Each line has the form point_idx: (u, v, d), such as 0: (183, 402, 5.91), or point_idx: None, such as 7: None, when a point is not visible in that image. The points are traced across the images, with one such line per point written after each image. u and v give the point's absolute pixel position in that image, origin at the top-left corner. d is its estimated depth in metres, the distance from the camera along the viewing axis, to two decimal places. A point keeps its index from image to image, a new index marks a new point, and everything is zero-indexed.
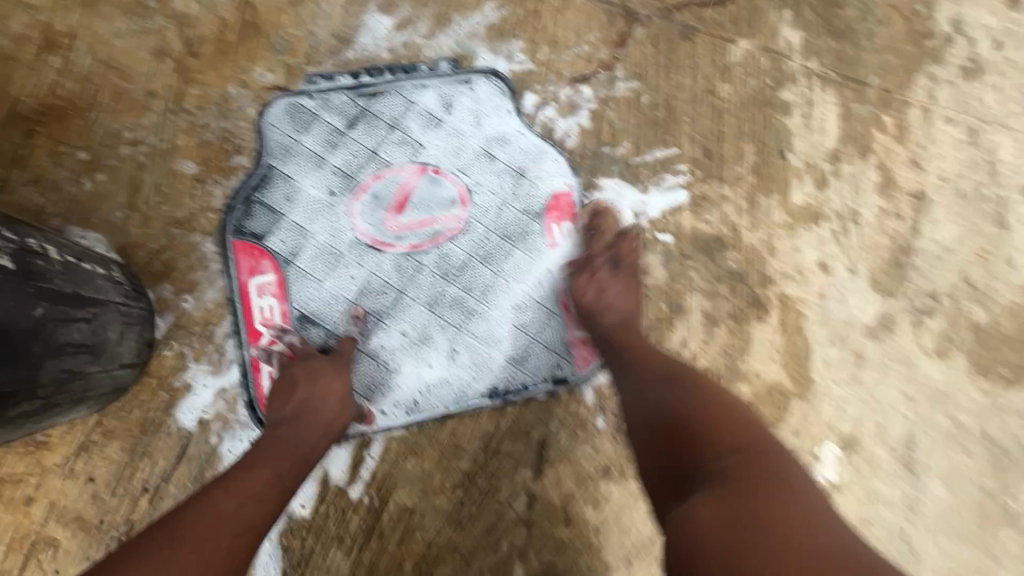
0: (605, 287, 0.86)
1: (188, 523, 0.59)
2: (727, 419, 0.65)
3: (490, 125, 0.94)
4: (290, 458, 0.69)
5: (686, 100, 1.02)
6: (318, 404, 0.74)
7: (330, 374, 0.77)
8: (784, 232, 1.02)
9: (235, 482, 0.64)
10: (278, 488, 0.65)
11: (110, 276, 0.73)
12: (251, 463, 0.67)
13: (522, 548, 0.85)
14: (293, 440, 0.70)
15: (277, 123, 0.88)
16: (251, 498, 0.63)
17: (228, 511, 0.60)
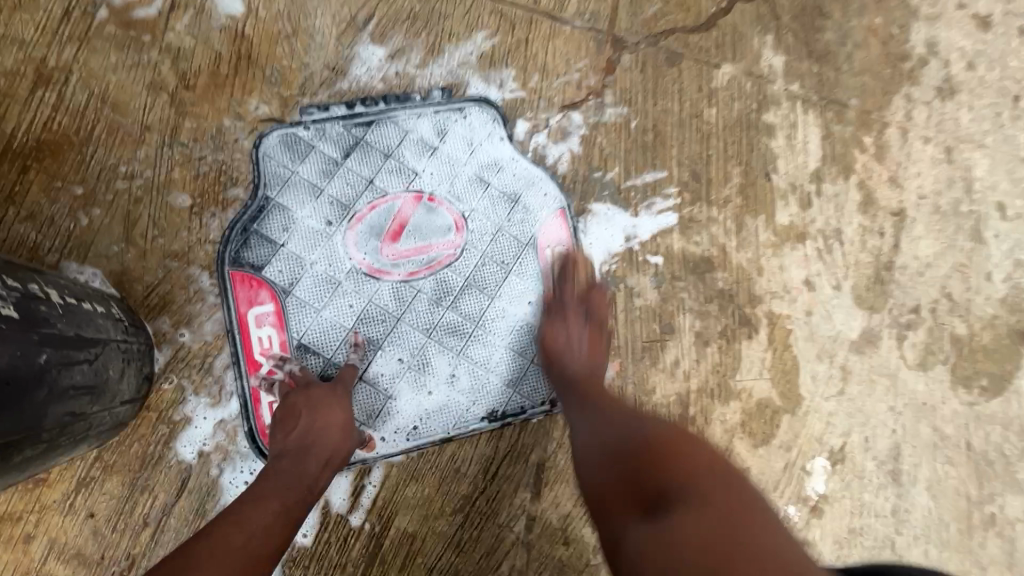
0: (571, 333, 0.87)
1: (196, 557, 0.61)
2: (685, 443, 0.66)
3: (484, 152, 0.96)
4: (294, 489, 0.70)
5: (674, 124, 1.04)
6: (320, 434, 0.75)
7: (332, 404, 0.78)
8: (771, 251, 1.05)
9: (243, 515, 0.66)
10: (285, 519, 0.68)
11: (110, 313, 0.73)
12: (256, 497, 0.68)
13: (522, 570, 0.87)
14: (297, 470, 0.72)
15: (272, 153, 0.89)
16: (259, 530, 0.65)
17: (237, 543, 0.63)
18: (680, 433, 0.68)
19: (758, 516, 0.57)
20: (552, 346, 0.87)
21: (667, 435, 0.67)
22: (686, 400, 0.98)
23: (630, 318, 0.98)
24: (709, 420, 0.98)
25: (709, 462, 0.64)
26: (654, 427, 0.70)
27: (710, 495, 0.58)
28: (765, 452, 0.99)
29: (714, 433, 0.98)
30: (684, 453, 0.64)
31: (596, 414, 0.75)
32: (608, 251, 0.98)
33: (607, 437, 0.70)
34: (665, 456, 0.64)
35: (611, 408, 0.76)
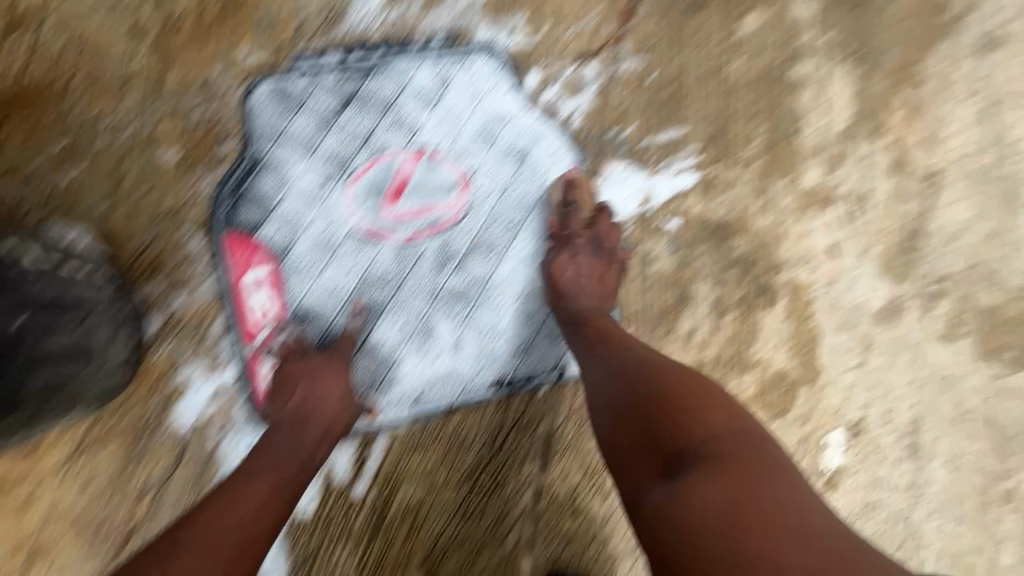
0: (581, 263, 0.85)
1: (183, 541, 0.57)
2: (703, 393, 0.63)
3: (489, 105, 0.90)
4: (289, 465, 0.67)
5: (696, 78, 0.97)
6: (317, 404, 0.72)
7: (329, 373, 0.76)
8: (794, 216, 0.99)
9: (232, 496, 0.62)
10: (279, 497, 0.64)
11: (99, 275, 0.69)
12: (248, 476, 0.65)
13: (529, 541, 0.85)
14: (294, 442, 0.69)
15: (262, 107, 0.83)
16: (253, 509, 0.61)
17: (227, 526, 0.58)
18: (697, 384, 0.65)
19: (777, 473, 0.55)
20: (562, 276, 0.85)
21: (685, 387, 0.64)
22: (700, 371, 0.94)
23: (645, 285, 0.93)
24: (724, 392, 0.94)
25: (729, 417, 0.61)
26: (669, 374, 0.66)
27: (728, 454, 0.56)
28: (781, 425, 0.96)
29: None
30: (704, 408, 0.61)
31: (606, 361, 0.72)
32: (622, 214, 0.93)
33: (619, 387, 0.67)
34: (680, 410, 0.61)
35: (623, 352, 0.73)
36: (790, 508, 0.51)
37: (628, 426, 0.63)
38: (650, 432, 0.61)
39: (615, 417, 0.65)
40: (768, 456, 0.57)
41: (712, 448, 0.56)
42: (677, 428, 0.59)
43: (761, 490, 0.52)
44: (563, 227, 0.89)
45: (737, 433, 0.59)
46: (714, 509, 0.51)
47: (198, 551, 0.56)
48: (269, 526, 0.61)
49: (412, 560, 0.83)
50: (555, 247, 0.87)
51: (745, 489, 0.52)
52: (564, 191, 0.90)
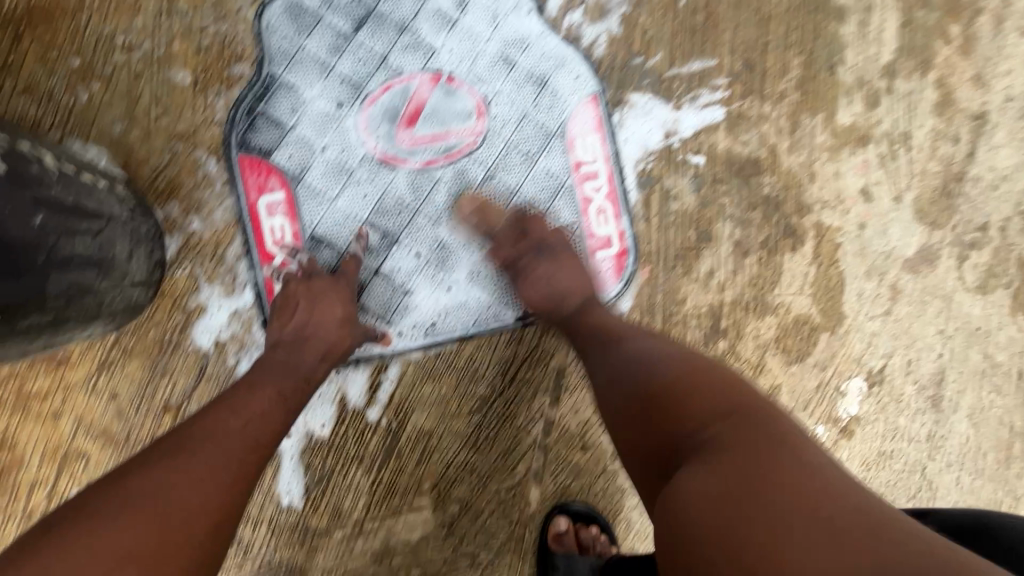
0: (547, 275, 0.78)
1: (191, 440, 0.57)
2: (698, 380, 0.59)
3: (509, 28, 0.86)
4: (290, 379, 0.68)
5: (730, 4, 0.91)
6: (317, 328, 0.72)
7: (331, 296, 0.75)
8: (827, 155, 0.94)
9: (236, 402, 0.63)
10: (282, 406, 0.65)
11: (114, 191, 0.70)
12: (250, 385, 0.66)
13: (538, 472, 0.86)
14: (294, 359, 0.70)
15: (276, 26, 0.81)
16: (256, 416, 0.62)
17: (234, 428, 0.60)
18: (707, 374, 0.60)
19: (795, 454, 0.49)
20: (540, 299, 0.78)
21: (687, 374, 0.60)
22: (718, 313, 0.91)
23: (665, 223, 0.90)
24: (742, 335, 0.92)
25: (732, 403, 0.56)
26: (668, 364, 0.62)
27: (730, 440, 0.51)
28: (798, 370, 0.94)
29: (745, 348, 0.92)
30: (706, 395, 0.57)
31: (606, 357, 0.69)
32: (645, 147, 0.89)
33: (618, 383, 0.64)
34: (673, 403, 0.57)
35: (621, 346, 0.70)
36: (810, 494, 0.44)
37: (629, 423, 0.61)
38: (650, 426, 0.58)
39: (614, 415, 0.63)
40: (783, 440, 0.51)
41: (708, 435, 0.53)
42: (678, 418, 0.56)
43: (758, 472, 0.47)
44: (514, 254, 0.81)
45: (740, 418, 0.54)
46: (705, 497, 0.47)
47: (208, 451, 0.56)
48: (272, 432, 0.63)
49: (423, 484, 0.85)
50: (526, 261, 0.79)
51: (743, 472, 0.47)
52: (496, 213, 0.83)
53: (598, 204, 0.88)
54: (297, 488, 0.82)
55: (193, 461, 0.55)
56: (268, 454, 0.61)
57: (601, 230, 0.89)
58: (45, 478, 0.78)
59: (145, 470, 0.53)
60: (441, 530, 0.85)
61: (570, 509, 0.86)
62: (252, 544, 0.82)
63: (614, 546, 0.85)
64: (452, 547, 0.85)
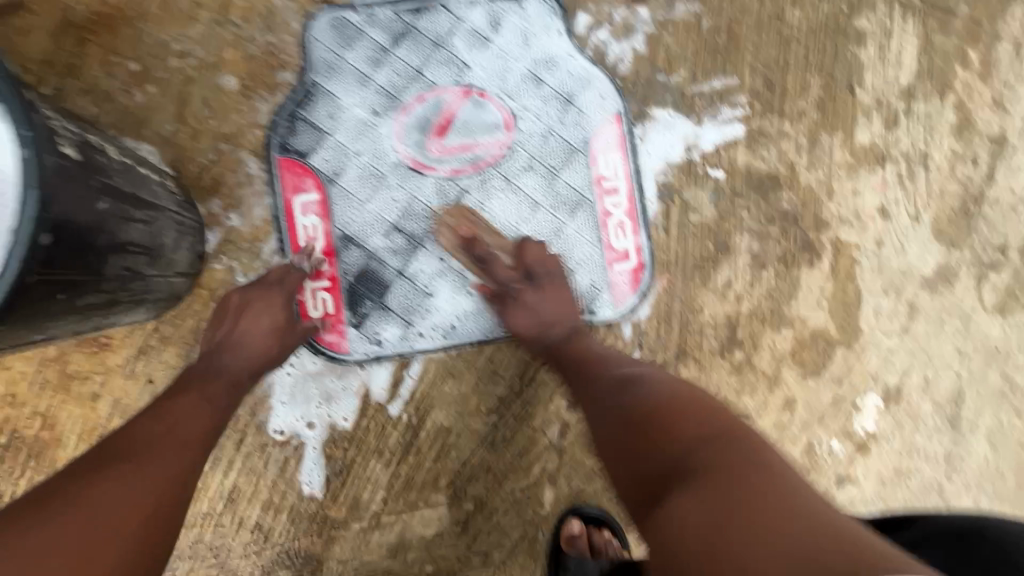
0: (539, 300, 0.82)
1: (118, 447, 0.58)
2: (681, 406, 0.62)
3: (540, 46, 0.90)
4: (217, 382, 0.70)
5: (752, 26, 0.95)
6: (243, 338, 0.75)
7: (257, 310, 0.77)
8: (845, 173, 0.96)
9: (162, 407, 0.64)
10: (208, 406, 0.67)
11: (165, 185, 0.75)
12: (177, 390, 0.68)
13: (553, 473, 0.88)
14: (218, 365, 0.72)
15: (321, 38, 0.87)
16: (182, 418, 0.63)
17: (158, 431, 0.61)
18: (692, 403, 0.63)
19: (774, 474, 0.51)
20: (528, 324, 0.81)
21: (669, 403, 0.63)
22: (735, 324, 0.93)
23: (684, 234, 0.92)
24: (758, 346, 0.93)
25: (714, 426, 0.58)
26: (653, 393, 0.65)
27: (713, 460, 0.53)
28: (815, 383, 0.94)
29: (761, 359, 0.93)
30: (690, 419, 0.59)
31: (593, 389, 0.71)
32: (665, 161, 0.92)
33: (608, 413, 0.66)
34: (661, 430, 0.59)
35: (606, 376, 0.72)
36: (790, 509, 0.46)
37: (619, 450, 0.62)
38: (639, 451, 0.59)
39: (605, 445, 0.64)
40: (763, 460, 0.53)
41: (693, 458, 0.54)
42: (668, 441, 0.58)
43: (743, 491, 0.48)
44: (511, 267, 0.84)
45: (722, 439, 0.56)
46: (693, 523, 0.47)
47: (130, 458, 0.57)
48: (201, 430, 0.64)
49: (440, 480, 0.86)
50: (517, 289, 0.82)
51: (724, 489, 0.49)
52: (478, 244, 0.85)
53: (618, 218, 0.91)
54: (317, 478, 0.85)
55: (118, 467, 0.56)
56: (200, 452, 0.62)
57: (620, 242, 0.91)
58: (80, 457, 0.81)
59: (74, 479, 0.55)
60: (455, 527, 0.86)
61: (584, 512, 0.87)
62: (272, 531, 0.84)
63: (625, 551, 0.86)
64: (466, 545, 0.86)
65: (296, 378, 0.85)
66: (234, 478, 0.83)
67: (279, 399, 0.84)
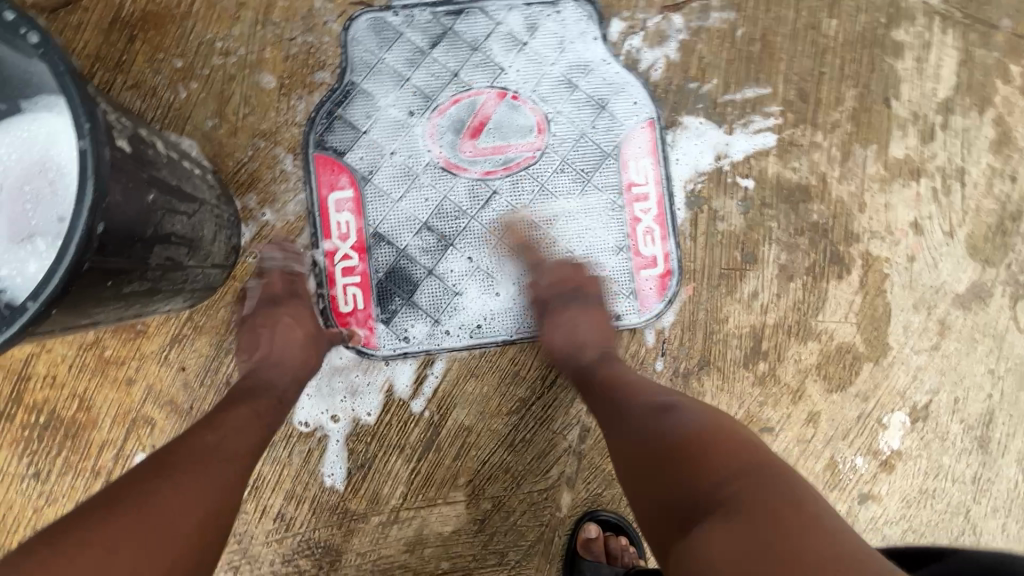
0: (578, 319, 0.83)
1: (176, 454, 0.60)
2: (712, 433, 0.59)
3: (574, 52, 0.92)
4: (266, 398, 0.72)
5: (787, 35, 0.94)
6: (282, 353, 0.77)
7: (290, 319, 0.80)
8: (878, 186, 0.95)
9: (216, 419, 0.66)
10: (257, 421, 0.69)
11: (205, 179, 0.77)
12: (228, 403, 0.70)
13: (571, 477, 0.88)
14: (264, 381, 0.74)
15: (361, 39, 0.89)
16: (233, 430, 0.65)
17: (213, 441, 0.63)
18: (724, 432, 0.60)
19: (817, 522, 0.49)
20: (562, 342, 0.82)
21: (699, 429, 0.61)
22: (760, 335, 0.92)
23: (711, 243, 0.92)
24: (782, 358, 0.92)
25: (748, 460, 0.56)
26: (681, 417, 0.63)
27: (747, 501, 0.51)
28: (839, 398, 0.93)
29: (785, 372, 0.92)
30: (723, 451, 0.57)
31: (617, 410, 0.70)
32: (695, 168, 0.92)
33: (630, 435, 0.65)
34: (688, 458, 0.57)
35: (631, 399, 0.70)
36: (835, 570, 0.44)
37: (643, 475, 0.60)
38: (666, 482, 0.57)
39: (626, 465, 0.63)
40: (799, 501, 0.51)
41: (724, 494, 0.52)
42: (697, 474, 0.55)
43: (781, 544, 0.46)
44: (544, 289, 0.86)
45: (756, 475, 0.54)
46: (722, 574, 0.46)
47: (187, 464, 0.59)
48: (249, 444, 0.65)
49: (459, 479, 0.87)
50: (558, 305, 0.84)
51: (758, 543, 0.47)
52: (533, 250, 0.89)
53: (647, 224, 0.91)
54: (339, 471, 0.86)
55: (179, 474, 0.58)
56: (249, 464, 0.64)
57: (647, 248, 0.91)
58: (114, 439, 0.84)
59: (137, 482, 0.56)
60: (472, 525, 0.87)
61: (600, 517, 0.87)
62: (294, 521, 0.85)
63: (638, 558, 0.87)
64: (482, 544, 0.87)
65: (321, 372, 0.87)
66: (259, 467, 0.85)
67: (304, 391, 0.86)
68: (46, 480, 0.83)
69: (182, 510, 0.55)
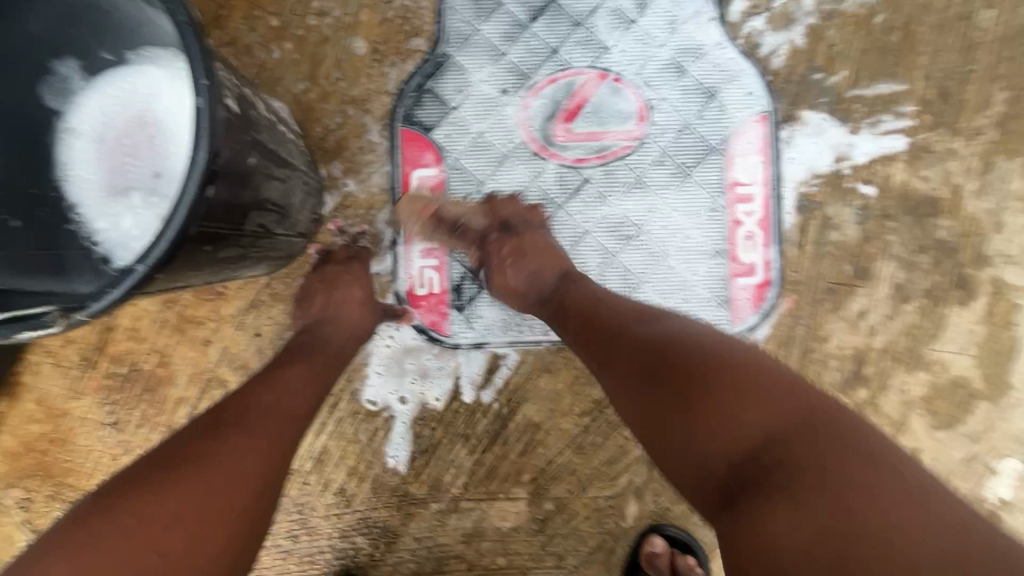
0: (529, 251, 0.73)
1: (232, 414, 0.58)
2: (742, 376, 0.52)
3: (686, 33, 0.84)
4: (321, 356, 0.70)
5: (933, 25, 0.83)
6: (339, 309, 0.75)
7: (348, 281, 0.78)
8: (1021, 205, 0.83)
9: (270, 378, 0.64)
10: (313, 382, 0.67)
11: (298, 145, 0.75)
12: (282, 363, 0.67)
13: (639, 487, 0.83)
14: (319, 338, 0.72)
15: (458, 8, 0.84)
16: (289, 390, 0.63)
17: (269, 402, 0.61)
18: (750, 368, 0.53)
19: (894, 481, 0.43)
20: (519, 279, 0.73)
21: (718, 368, 0.53)
22: (863, 358, 0.84)
23: (820, 253, 0.83)
24: (886, 386, 0.84)
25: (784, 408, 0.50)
26: (699, 349, 0.56)
27: (806, 466, 0.45)
28: (948, 437, 0.84)
29: (887, 402, 0.84)
30: (754, 398, 0.50)
31: (606, 349, 0.61)
32: (811, 169, 0.83)
33: (631, 379, 0.57)
34: (715, 417, 0.51)
35: (633, 329, 0.61)
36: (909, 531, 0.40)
37: (657, 427, 0.54)
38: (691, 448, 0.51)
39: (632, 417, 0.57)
40: (865, 446, 0.46)
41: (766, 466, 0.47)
42: (726, 432, 0.50)
43: (859, 512, 0.42)
44: (485, 227, 0.78)
45: (804, 424, 0.48)
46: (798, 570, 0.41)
47: (242, 426, 0.57)
48: (304, 405, 0.63)
49: (522, 476, 0.84)
50: (495, 239, 0.76)
51: (841, 511, 0.42)
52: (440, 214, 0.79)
53: (748, 229, 0.84)
54: (403, 453, 0.84)
55: (236, 438, 0.56)
56: (303, 427, 0.62)
57: (747, 255, 0.84)
58: (188, 397, 0.84)
59: (191, 444, 0.54)
60: (532, 524, 0.84)
61: (667, 532, 0.83)
62: (354, 498, 0.84)
63: None
64: (540, 544, 0.84)
65: (393, 351, 0.85)
66: (325, 440, 0.84)
67: (375, 368, 0.84)
68: (123, 430, 0.84)
69: (242, 474, 0.53)
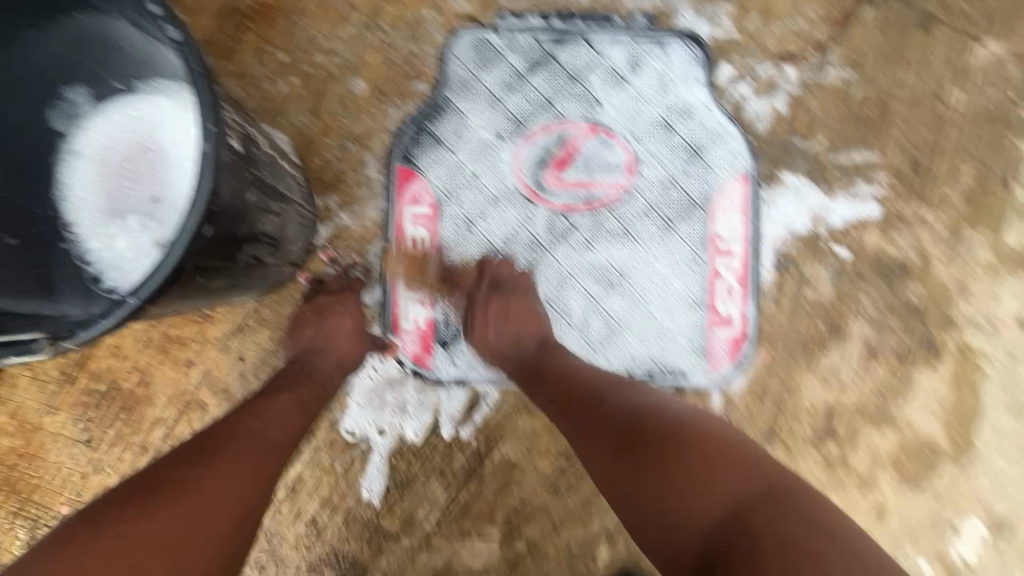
0: (515, 310, 0.79)
1: (217, 440, 0.59)
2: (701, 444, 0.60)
3: (676, 94, 0.88)
4: (309, 385, 0.71)
5: (905, 101, 0.88)
6: (327, 340, 0.76)
7: (338, 311, 0.78)
8: (985, 274, 0.87)
9: (258, 405, 0.65)
10: (298, 410, 0.67)
11: (296, 177, 0.78)
12: (269, 391, 0.68)
13: (612, 531, 0.84)
14: (308, 367, 0.73)
15: (461, 55, 0.88)
16: (275, 417, 0.64)
17: (256, 429, 0.61)
18: (710, 443, 0.61)
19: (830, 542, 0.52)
20: (499, 338, 0.77)
21: (685, 441, 0.61)
22: (834, 414, 0.86)
23: (795, 309, 0.87)
24: (855, 443, 0.86)
25: (740, 476, 0.58)
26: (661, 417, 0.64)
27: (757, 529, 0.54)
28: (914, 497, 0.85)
29: (857, 458, 0.86)
30: (714, 470, 0.58)
31: (588, 413, 0.67)
32: (789, 229, 0.87)
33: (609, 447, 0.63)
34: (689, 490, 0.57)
35: (611, 402, 0.67)
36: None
37: (634, 494, 0.60)
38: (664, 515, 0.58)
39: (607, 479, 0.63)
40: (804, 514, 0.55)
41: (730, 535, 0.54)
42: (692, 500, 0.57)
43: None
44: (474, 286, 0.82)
45: (750, 503, 0.56)
46: None
47: (226, 452, 0.57)
48: (288, 433, 0.64)
49: (496, 514, 0.84)
50: (483, 298, 0.80)
51: None
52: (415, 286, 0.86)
53: (727, 282, 0.87)
54: (378, 486, 0.84)
55: (220, 465, 0.56)
56: (286, 455, 0.62)
57: (725, 308, 0.87)
58: (166, 418, 0.84)
59: (176, 469, 0.55)
60: (503, 565, 0.83)
61: None
62: (326, 529, 0.84)
63: None
64: None
65: (376, 382, 0.86)
66: (300, 469, 0.84)
67: (356, 399, 0.85)
68: (95, 449, 0.84)
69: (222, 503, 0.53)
